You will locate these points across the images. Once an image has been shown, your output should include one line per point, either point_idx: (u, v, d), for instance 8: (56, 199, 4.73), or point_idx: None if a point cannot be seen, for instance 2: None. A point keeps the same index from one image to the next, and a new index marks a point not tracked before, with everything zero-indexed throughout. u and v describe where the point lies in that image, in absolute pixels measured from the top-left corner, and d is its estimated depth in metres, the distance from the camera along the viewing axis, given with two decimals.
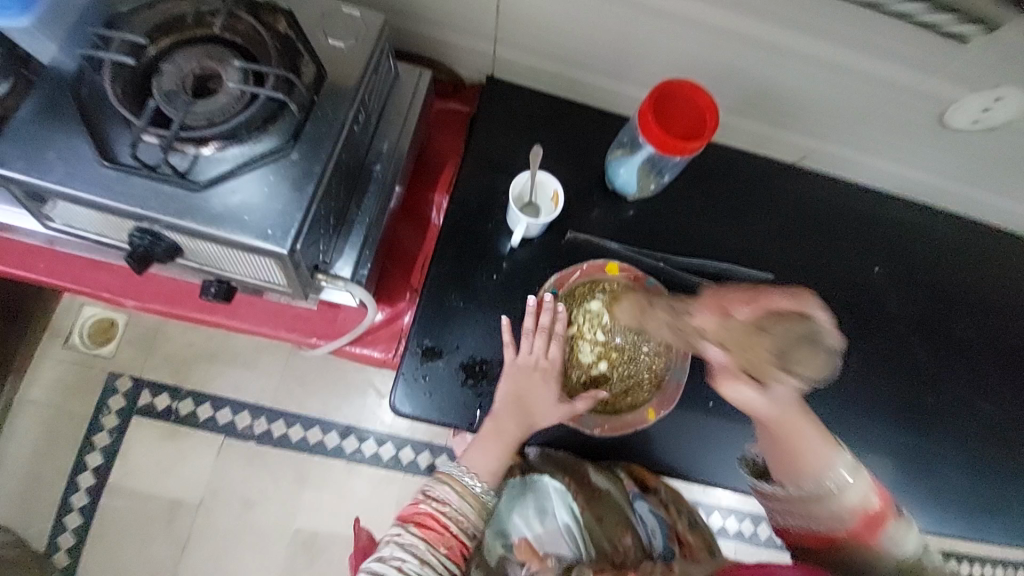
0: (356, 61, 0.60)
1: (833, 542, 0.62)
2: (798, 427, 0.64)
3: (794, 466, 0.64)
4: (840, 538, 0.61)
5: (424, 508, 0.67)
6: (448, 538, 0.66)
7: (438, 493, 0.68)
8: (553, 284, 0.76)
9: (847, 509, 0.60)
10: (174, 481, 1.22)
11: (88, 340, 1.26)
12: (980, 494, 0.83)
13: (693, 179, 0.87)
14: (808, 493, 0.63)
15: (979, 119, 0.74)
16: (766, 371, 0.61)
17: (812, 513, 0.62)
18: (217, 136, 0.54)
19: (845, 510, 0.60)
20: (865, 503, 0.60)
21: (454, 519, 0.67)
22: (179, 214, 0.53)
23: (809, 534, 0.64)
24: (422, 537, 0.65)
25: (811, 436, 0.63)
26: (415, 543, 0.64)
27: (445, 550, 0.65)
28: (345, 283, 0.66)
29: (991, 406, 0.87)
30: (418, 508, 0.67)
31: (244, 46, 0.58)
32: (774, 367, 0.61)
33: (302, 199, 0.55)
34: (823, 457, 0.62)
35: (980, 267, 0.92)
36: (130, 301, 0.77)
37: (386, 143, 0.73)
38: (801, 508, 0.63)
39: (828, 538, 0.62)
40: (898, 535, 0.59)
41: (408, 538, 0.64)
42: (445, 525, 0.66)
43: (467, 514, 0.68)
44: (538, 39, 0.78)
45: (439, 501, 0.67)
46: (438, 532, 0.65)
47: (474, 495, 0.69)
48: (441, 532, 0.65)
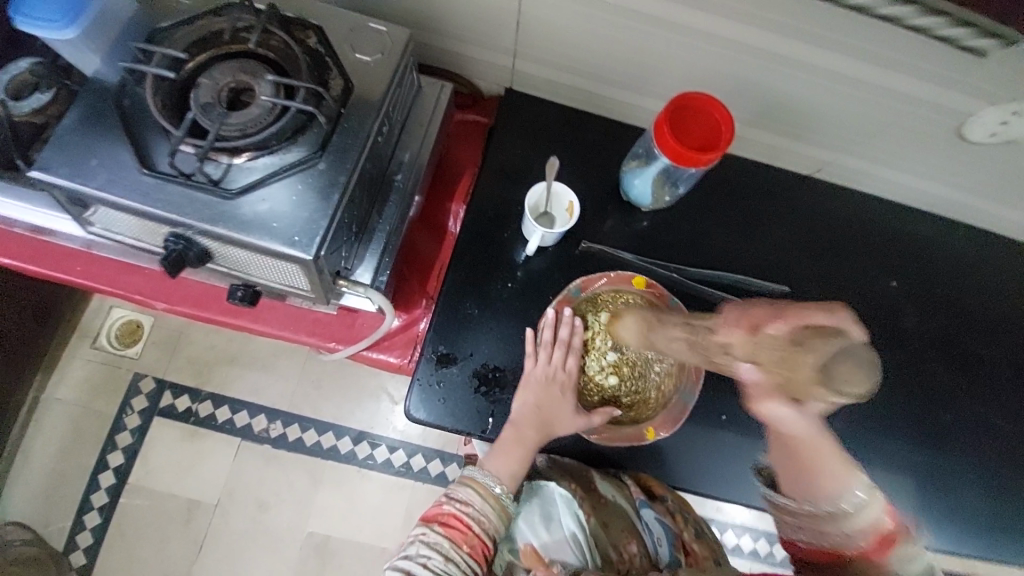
0: (381, 74, 0.62)
1: (846, 561, 0.59)
2: (819, 446, 0.58)
3: (804, 480, 0.60)
4: (850, 557, 0.58)
5: (448, 509, 0.68)
6: (471, 538, 0.67)
7: (460, 494, 0.69)
8: (577, 285, 0.75)
9: (861, 529, 0.57)
10: (192, 481, 1.25)
11: (115, 341, 1.30)
12: (999, 516, 0.81)
13: (708, 191, 0.87)
14: (821, 511, 0.59)
15: (998, 132, 0.72)
16: (809, 391, 0.48)
17: (823, 530, 0.59)
18: (250, 146, 0.56)
19: (856, 530, 0.57)
20: (877, 523, 0.56)
21: (476, 519, 0.68)
22: (212, 221, 0.55)
23: (820, 550, 0.61)
24: (446, 536, 0.66)
25: (832, 453, 0.58)
26: (439, 542, 0.66)
27: (468, 549, 0.66)
28: (365, 289, 0.67)
29: (1011, 425, 0.85)
30: (441, 509, 0.68)
31: (276, 60, 0.61)
32: (818, 388, 0.46)
33: (328, 208, 0.57)
34: (834, 475, 0.58)
35: (1004, 283, 0.90)
36: (160, 304, 0.80)
37: (407, 153, 0.74)
38: (814, 526, 0.60)
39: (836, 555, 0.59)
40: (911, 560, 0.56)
41: (433, 537, 0.66)
42: (468, 525, 0.67)
43: (489, 515, 0.69)
44: (555, 52, 0.79)
45: (462, 502, 0.69)
46: (461, 532, 0.67)
47: (494, 496, 0.70)
48: (464, 532, 0.67)
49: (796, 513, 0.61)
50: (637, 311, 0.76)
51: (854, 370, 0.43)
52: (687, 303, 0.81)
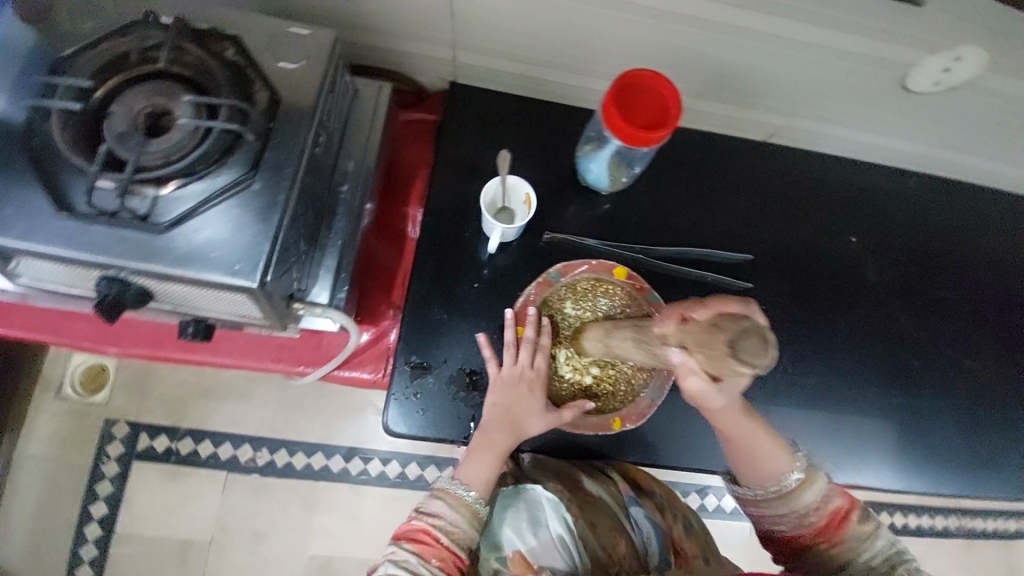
0: (310, 83, 0.59)
1: (803, 545, 0.64)
2: (753, 429, 0.64)
3: (754, 469, 0.65)
4: (808, 542, 0.63)
5: (418, 524, 0.65)
6: (440, 551, 0.64)
7: (431, 507, 0.67)
8: (557, 271, 0.74)
9: (811, 509, 0.63)
10: (182, 521, 1.20)
11: (80, 388, 1.24)
12: (978, 451, 0.83)
13: (666, 167, 0.86)
14: (772, 492, 0.64)
15: (941, 79, 0.72)
16: (720, 371, 0.48)
17: (780, 513, 0.64)
18: (176, 174, 0.53)
19: (810, 509, 0.63)
20: (825, 502, 0.63)
21: (447, 531, 0.65)
22: (145, 258, 0.52)
23: (781, 538, 0.66)
24: (416, 552, 0.63)
25: (766, 438, 0.64)
26: (408, 559, 0.62)
27: (438, 563, 0.63)
28: (323, 309, 0.65)
29: (982, 362, 0.87)
30: (412, 524, 0.66)
31: (193, 77, 0.57)
32: (727, 363, 0.44)
33: (268, 230, 0.54)
34: (776, 457, 0.64)
35: (961, 226, 0.91)
36: (112, 347, 0.76)
37: (350, 162, 0.71)
38: (773, 512, 0.64)
39: (794, 540, 0.64)
40: (862, 537, 0.61)
41: (402, 554, 0.63)
42: (437, 538, 0.64)
43: (460, 526, 0.66)
44: (495, 42, 0.77)
45: (433, 515, 0.66)
46: (430, 546, 0.64)
47: (465, 504, 0.67)
48: (432, 546, 0.64)
49: (761, 503, 0.65)
50: (614, 302, 0.75)
51: (757, 345, 0.42)
52: (655, 283, 0.81)
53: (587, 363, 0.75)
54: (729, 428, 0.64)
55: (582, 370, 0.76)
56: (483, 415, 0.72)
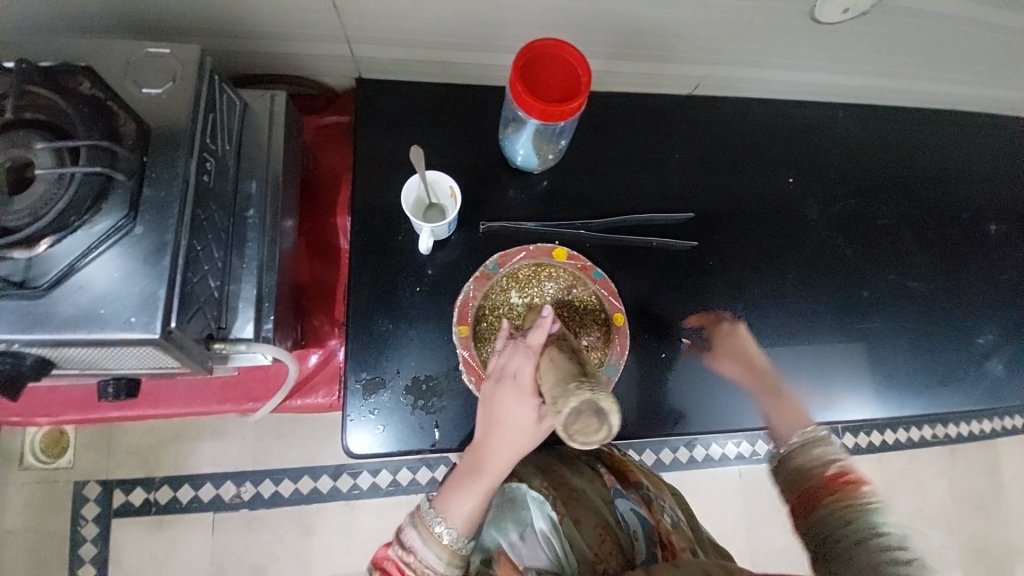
0: (183, 106, 0.54)
1: None
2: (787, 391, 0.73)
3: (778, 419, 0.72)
4: None
5: (391, 554, 0.62)
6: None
7: (406, 539, 0.62)
8: (495, 261, 0.72)
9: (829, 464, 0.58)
10: (175, 570, 1.17)
11: (42, 455, 1.18)
12: (940, 368, 0.85)
13: (597, 134, 0.84)
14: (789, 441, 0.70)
15: (849, 7, 0.71)
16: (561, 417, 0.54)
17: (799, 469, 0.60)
18: (45, 232, 0.47)
19: None
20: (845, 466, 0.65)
21: (419, 570, 0.61)
22: (30, 327, 0.47)
23: None
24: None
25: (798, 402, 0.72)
26: None
27: None
28: (247, 345, 0.60)
29: (929, 282, 0.88)
30: (386, 553, 0.62)
31: (46, 119, 0.50)
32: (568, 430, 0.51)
33: (161, 274, 0.50)
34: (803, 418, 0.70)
35: (896, 150, 0.91)
36: (42, 417, 0.72)
37: (255, 183, 0.66)
38: None
39: None
40: None
41: None
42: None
43: (435, 565, 0.61)
44: (394, 30, 0.72)
45: (405, 548, 0.61)
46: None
47: (439, 542, 0.61)
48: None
49: None
50: (560, 285, 0.74)
51: (589, 427, 0.49)
52: (600, 257, 0.79)
53: None
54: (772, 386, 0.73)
55: None
56: (479, 432, 0.65)
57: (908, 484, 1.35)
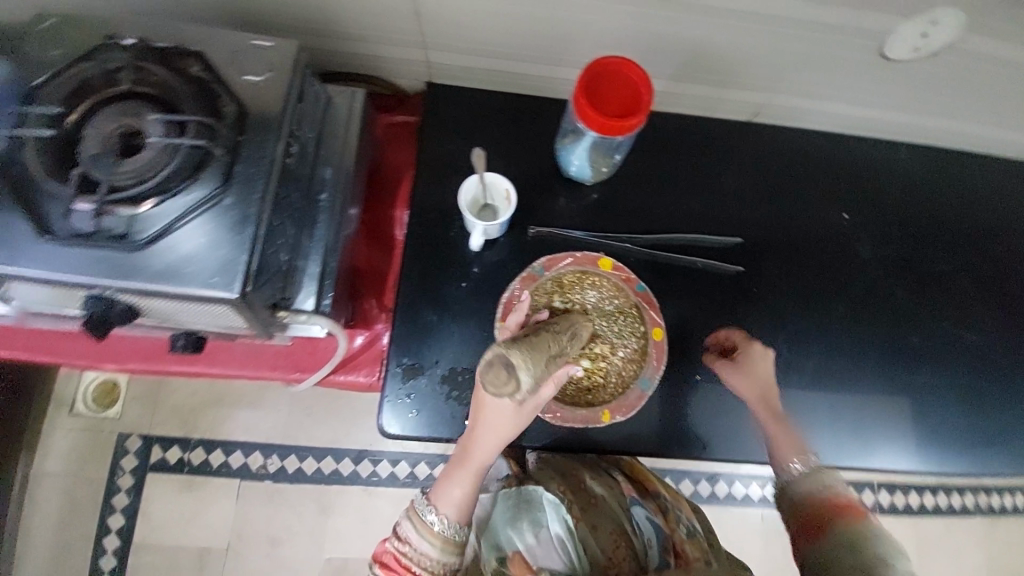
0: (277, 93, 0.59)
1: None
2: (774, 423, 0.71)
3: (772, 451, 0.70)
4: None
5: (389, 547, 0.63)
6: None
7: (401, 530, 0.64)
8: (541, 264, 0.75)
9: (828, 487, 0.64)
10: (199, 529, 1.23)
11: (93, 404, 1.27)
12: (983, 425, 0.82)
13: (651, 154, 0.86)
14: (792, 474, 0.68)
15: (921, 45, 0.70)
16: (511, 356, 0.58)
17: (804, 492, 0.65)
18: (147, 193, 0.53)
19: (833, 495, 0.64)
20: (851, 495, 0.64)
21: (416, 559, 0.62)
22: (125, 277, 0.52)
23: None
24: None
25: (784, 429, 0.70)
26: None
27: None
28: (308, 316, 0.66)
29: (982, 335, 0.85)
30: (384, 547, 0.64)
31: (160, 96, 0.57)
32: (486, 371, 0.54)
33: (244, 242, 0.54)
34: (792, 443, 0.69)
35: (956, 198, 0.90)
36: (110, 365, 0.78)
37: (329, 169, 0.71)
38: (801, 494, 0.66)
39: None
40: None
41: None
42: (407, 566, 0.62)
43: (429, 553, 0.62)
44: (468, 39, 0.77)
45: (401, 539, 0.63)
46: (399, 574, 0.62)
47: (433, 531, 0.63)
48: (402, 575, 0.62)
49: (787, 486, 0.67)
50: (602, 293, 0.75)
51: (495, 374, 0.51)
52: (643, 272, 0.81)
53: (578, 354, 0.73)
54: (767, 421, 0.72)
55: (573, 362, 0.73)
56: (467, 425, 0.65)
57: (939, 550, 1.29)
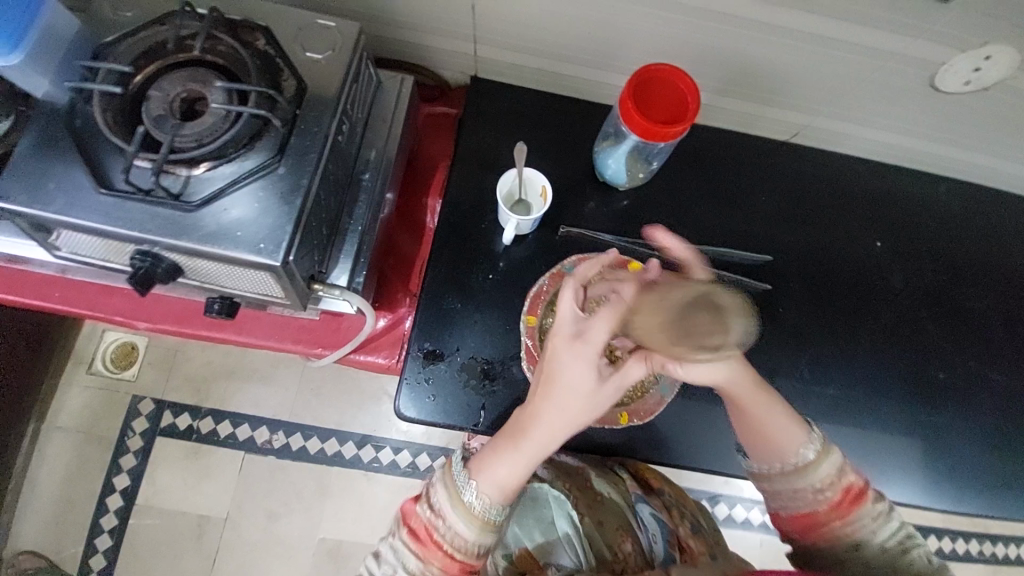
0: (336, 72, 0.61)
1: (815, 524, 0.63)
2: (766, 409, 0.65)
3: (765, 443, 0.65)
4: (823, 521, 0.62)
5: (418, 517, 0.59)
6: (441, 556, 0.58)
7: (433, 499, 0.59)
8: (572, 262, 0.77)
9: (829, 483, 0.62)
10: (201, 497, 1.24)
11: (112, 365, 1.29)
12: (998, 467, 0.81)
13: (685, 165, 0.86)
14: (789, 464, 0.64)
15: (971, 79, 0.71)
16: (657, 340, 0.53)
17: (796, 490, 0.63)
18: (206, 156, 0.55)
19: (823, 482, 0.62)
20: (841, 478, 0.62)
21: (447, 536, 0.58)
22: (175, 234, 0.54)
23: (795, 519, 0.64)
24: (413, 550, 0.58)
25: (776, 413, 0.65)
26: (403, 552, 0.58)
27: (438, 567, 0.58)
28: (341, 291, 0.67)
29: (1006, 377, 0.84)
30: (411, 513, 0.59)
31: (226, 66, 0.59)
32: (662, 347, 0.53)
33: (292, 212, 0.56)
34: (790, 433, 0.64)
35: (988, 236, 0.89)
36: (141, 323, 0.79)
37: (373, 151, 0.73)
38: (789, 486, 0.64)
39: (812, 519, 0.63)
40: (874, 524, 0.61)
41: (398, 546, 0.58)
42: (437, 541, 0.58)
43: (463, 533, 0.58)
44: (518, 37, 0.78)
45: (433, 510, 0.59)
46: (428, 548, 0.58)
47: (467, 509, 0.58)
48: (431, 547, 0.57)
49: (773, 477, 0.65)
50: None
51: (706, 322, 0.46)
52: None
53: None
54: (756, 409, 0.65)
55: None
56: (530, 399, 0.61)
57: None
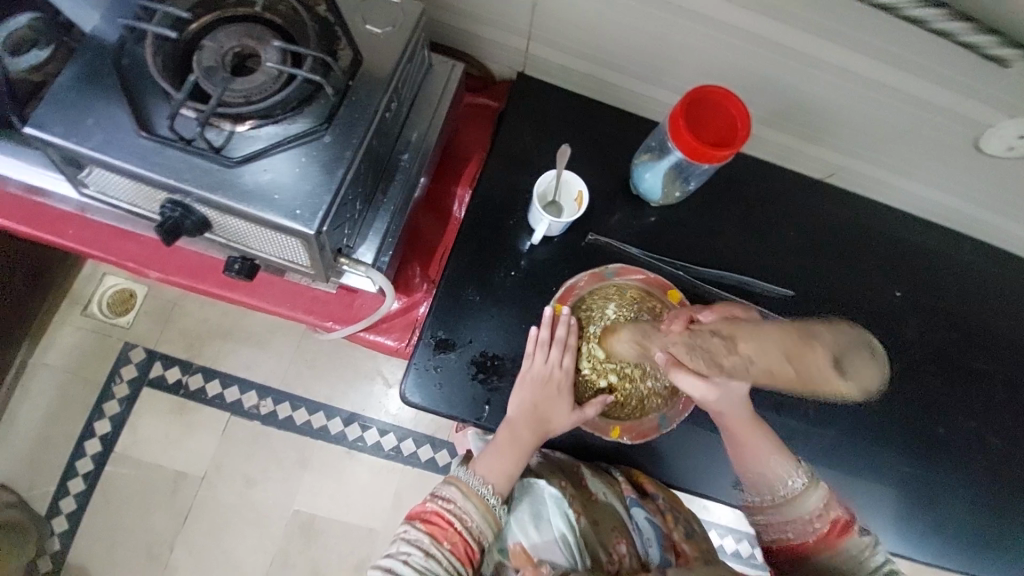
0: (393, 48, 0.60)
1: (805, 552, 0.67)
2: (754, 438, 0.69)
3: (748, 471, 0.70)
4: (811, 549, 0.66)
5: (430, 506, 0.68)
6: (452, 534, 0.66)
7: (444, 492, 0.69)
8: (614, 269, 0.75)
9: (816, 513, 0.66)
10: (180, 453, 1.23)
11: (108, 309, 1.27)
12: (984, 529, 0.81)
13: (718, 190, 0.86)
14: (780, 496, 0.68)
15: (1016, 145, 0.71)
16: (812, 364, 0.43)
17: (790, 521, 0.67)
18: (254, 115, 0.54)
19: (812, 514, 0.66)
20: (827, 510, 0.66)
21: (458, 516, 0.67)
22: (211, 188, 0.53)
23: (786, 549, 0.68)
24: (428, 532, 0.65)
25: (762, 446, 0.69)
26: (419, 538, 0.65)
27: (449, 546, 0.65)
28: (366, 269, 0.66)
29: (1005, 441, 0.85)
30: (425, 506, 0.68)
31: (284, 26, 0.58)
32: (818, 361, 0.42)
33: (332, 182, 0.55)
34: (775, 464, 0.68)
35: (1003, 301, 0.89)
36: (154, 272, 0.78)
37: (415, 132, 0.73)
38: (781, 517, 0.68)
39: (800, 548, 0.67)
40: (858, 549, 0.65)
41: (414, 534, 0.66)
42: (449, 521, 0.66)
43: (471, 514, 0.67)
44: (573, 38, 0.77)
45: (445, 499, 0.68)
46: (442, 528, 0.66)
47: (478, 495, 0.69)
48: (444, 528, 0.66)
49: (765, 508, 0.69)
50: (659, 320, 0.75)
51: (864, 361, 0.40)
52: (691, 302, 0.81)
53: (609, 367, 0.76)
54: (745, 439, 0.69)
55: (601, 372, 0.76)
56: (509, 411, 0.73)
57: None
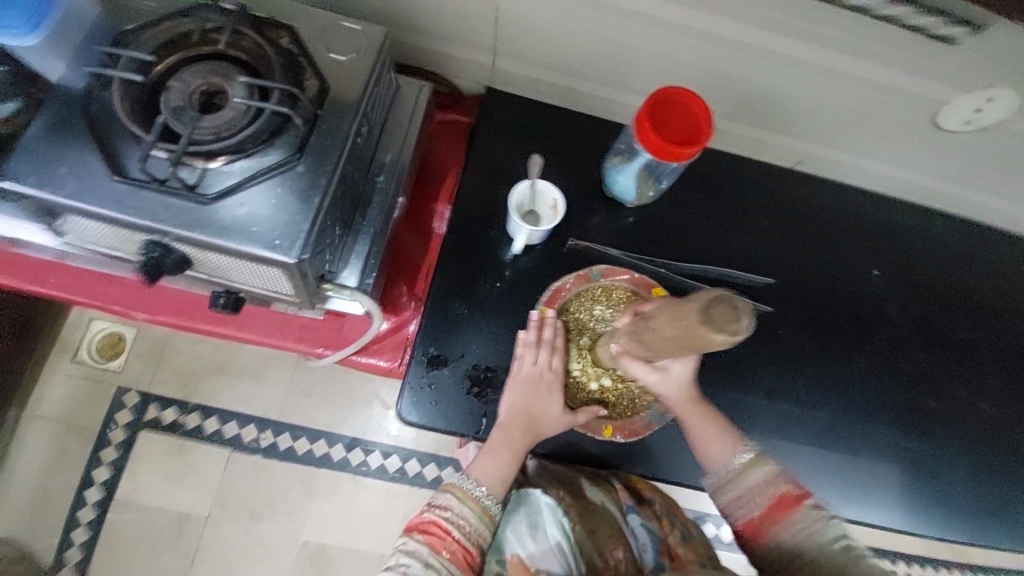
0: (359, 74, 0.62)
1: (759, 529, 0.66)
2: (696, 416, 0.71)
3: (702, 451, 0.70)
4: (764, 525, 0.66)
5: (428, 516, 0.68)
6: (450, 543, 0.66)
7: (440, 500, 0.69)
8: (599, 270, 0.78)
9: (761, 486, 0.67)
10: (182, 493, 1.21)
11: (97, 354, 1.26)
12: (983, 496, 0.82)
13: (693, 187, 0.88)
14: (730, 468, 0.68)
15: (972, 119, 0.74)
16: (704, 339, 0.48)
17: (739, 495, 0.68)
18: (225, 150, 0.55)
19: (757, 485, 0.67)
20: (773, 485, 0.67)
21: (456, 524, 0.67)
22: (189, 226, 0.54)
23: (744, 525, 0.67)
24: (426, 543, 0.65)
25: (706, 424, 0.71)
26: (418, 549, 0.65)
27: (448, 555, 0.65)
28: (351, 292, 0.67)
29: (995, 407, 0.86)
30: (422, 517, 0.68)
31: (249, 62, 0.60)
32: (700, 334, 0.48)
33: (309, 210, 0.56)
34: (721, 441, 0.70)
35: (980, 270, 0.91)
36: (140, 314, 0.78)
37: (388, 154, 0.74)
38: (732, 493, 0.68)
39: (756, 525, 0.66)
40: (812, 523, 0.64)
41: (412, 545, 0.65)
42: (446, 530, 0.67)
43: (468, 519, 0.68)
44: (537, 51, 0.79)
45: (442, 507, 0.69)
46: (440, 539, 0.66)
47: (473, 498, 0.70)
48: (442, 538, 0.66)
49: (718, 486, 0.69)
50: None
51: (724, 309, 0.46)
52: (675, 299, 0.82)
53: (599, 369, 0.77)
54: (686, 416, 0.71)
55: (591, 374, 0.77)
56: (501, 414, 0.73)
57: None
